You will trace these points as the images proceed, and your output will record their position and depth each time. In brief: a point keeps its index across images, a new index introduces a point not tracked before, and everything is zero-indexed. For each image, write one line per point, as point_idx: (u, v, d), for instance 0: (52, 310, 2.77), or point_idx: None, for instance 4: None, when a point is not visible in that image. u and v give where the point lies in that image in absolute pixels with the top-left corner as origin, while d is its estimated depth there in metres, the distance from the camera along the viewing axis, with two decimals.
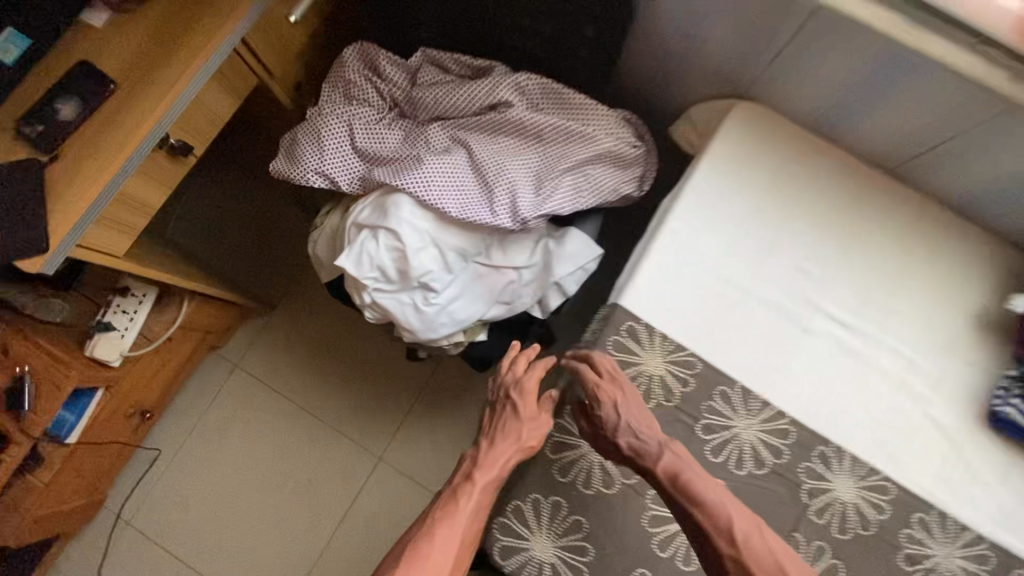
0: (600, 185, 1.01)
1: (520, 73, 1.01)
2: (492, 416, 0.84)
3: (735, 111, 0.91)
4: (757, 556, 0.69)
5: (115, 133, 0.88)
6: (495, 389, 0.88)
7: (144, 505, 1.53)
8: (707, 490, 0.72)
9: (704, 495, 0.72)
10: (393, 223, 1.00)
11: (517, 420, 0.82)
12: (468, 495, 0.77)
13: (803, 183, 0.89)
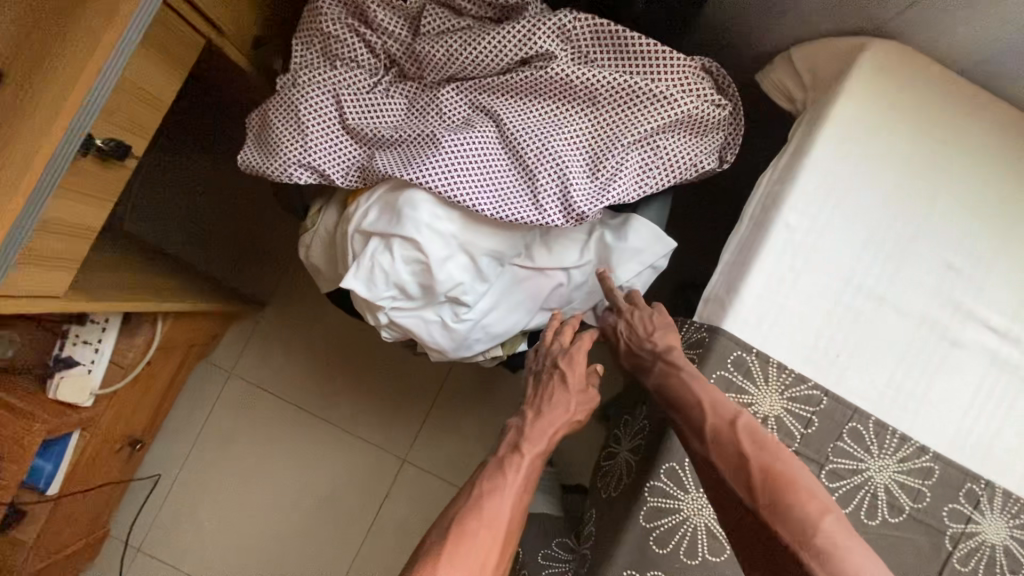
0: (672, 155, 0.78)
1: (561, 12, 0.76)
2: (538, 388, 0.83)
3: (865, 58, 0.68)
4: (720, 448, 0.60)
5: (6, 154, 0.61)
6: (539, 360, 0.86)
7: (149, 533, 1.40)
8: (689, 390, 0.64)
9: (685, 399, 0.64)
10: (412, 230, 0.77)
11: (566, 391, 0.82)
12: (517, 468, 0.76)
13: (950, 149, 0.69)
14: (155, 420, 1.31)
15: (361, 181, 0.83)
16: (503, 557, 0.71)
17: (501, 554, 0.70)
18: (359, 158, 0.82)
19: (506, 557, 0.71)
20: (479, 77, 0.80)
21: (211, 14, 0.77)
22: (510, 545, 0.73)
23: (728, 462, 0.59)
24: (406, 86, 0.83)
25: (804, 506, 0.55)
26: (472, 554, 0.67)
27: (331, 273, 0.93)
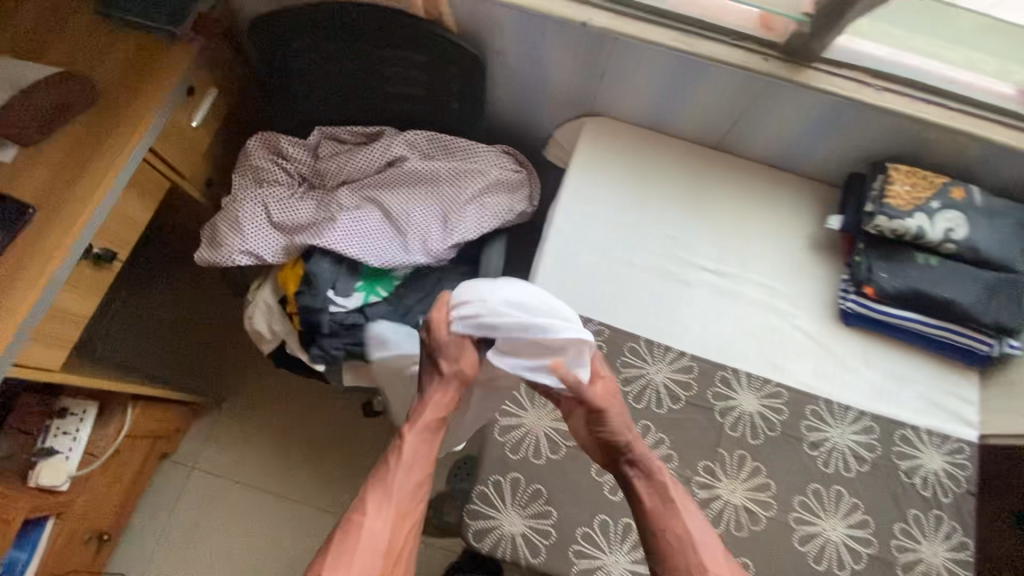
0: (496, 205, 1.17)
1: (406, 131, 1.18)
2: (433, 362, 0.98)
3: (587, 128, 1.11)
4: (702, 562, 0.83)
5: (30, 264, 0.91)
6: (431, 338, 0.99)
7: None
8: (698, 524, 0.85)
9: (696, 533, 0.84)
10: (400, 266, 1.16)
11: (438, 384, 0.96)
12: (401, 460, 0.92)
13: (651, 168, 1.10)
14: (122, 517, 1.46)
15: (288, 257, 1.17)
16: (405, 531, 0.90)
17: (395, 532, 0.88)
18: (287, 240, 1.17)
19: (407, 531, 0.90)
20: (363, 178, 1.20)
21: (172, 165, 1.15)
22: (410, 518, 0.91)
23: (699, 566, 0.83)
24: (315, 190, 1.22)
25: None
26: (367, 542, 0.84)
27: (272, 333, 1.23)
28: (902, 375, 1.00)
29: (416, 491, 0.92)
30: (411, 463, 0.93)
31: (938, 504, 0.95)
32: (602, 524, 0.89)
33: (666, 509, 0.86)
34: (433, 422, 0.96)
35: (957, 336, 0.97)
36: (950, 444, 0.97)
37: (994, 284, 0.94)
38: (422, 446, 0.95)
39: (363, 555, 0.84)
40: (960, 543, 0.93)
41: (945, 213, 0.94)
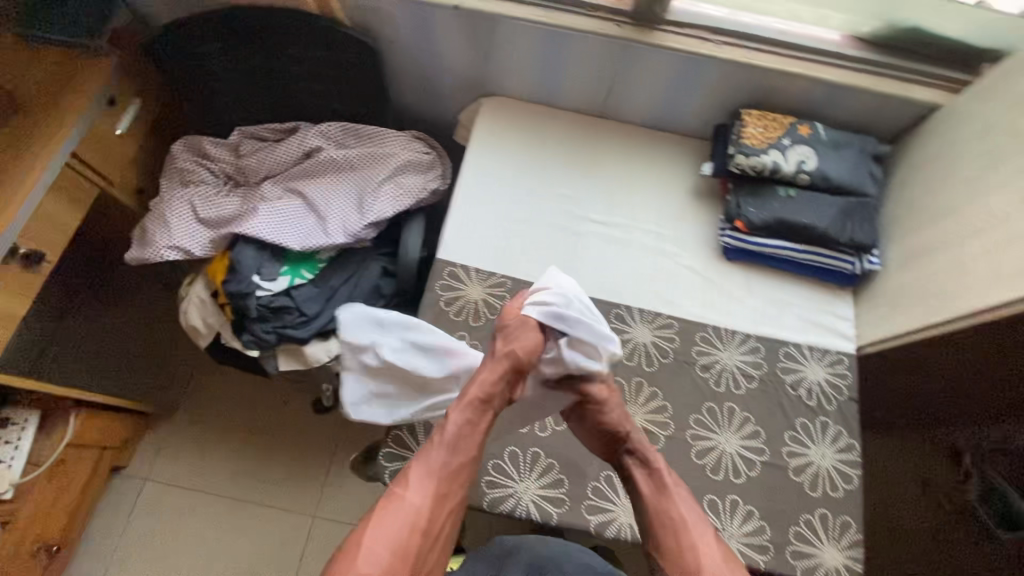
0: (409, 184, 1.25)
1: (321, 124, 1.28)
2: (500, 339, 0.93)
3: (483, 106, 1.21)
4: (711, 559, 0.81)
5: None
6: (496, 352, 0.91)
7: None
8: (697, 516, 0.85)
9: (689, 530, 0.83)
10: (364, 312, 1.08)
11: (493, 360, 0.91)
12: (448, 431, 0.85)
13: (544, 137, 1.20)
14: (72, 530, 1.47)
15: (216, 249, 1.24)
16: (443, 514, 0.82)
17: (433, 509, 0.80)
18: (214, 233, 1.24)
19: (447, 509, 0.82)
20: (284, 171, 1.28)
21: (100, 172, 1.22)
22: (450, 498, 0.82)
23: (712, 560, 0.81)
24: (240, 187, 1.29)
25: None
26: (403, 511, 0.78)
27: (206, 325, 1.29)
28: (779, 299, 1.10)
29: (460, 471, 0.84)
30: (455, 438, 0.86)
31: (827, 412, 1.02)
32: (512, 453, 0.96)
33: (666, 504, 0.86)
34: (488, 396, 0.89)
35: (824, 258, 1.07)
36: (833, 358, 1.06)
37: (848, 207, 1.05)
38: (473, 419, 0.87)
39: (397, 526, 0.77)
40: (847, 445, 1.01)
41: (796, 148, 1.05)
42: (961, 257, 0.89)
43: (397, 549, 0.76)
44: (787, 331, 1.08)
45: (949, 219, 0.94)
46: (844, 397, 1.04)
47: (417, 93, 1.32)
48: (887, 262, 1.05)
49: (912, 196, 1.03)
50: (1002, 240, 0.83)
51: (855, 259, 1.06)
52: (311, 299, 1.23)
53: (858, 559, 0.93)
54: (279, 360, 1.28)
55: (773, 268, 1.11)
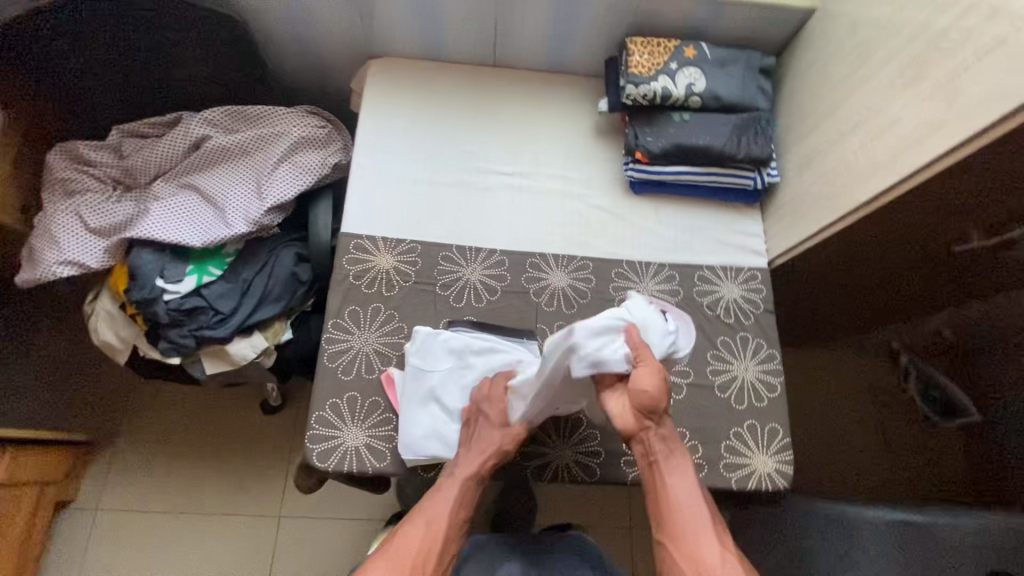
0: (308, 162, 1.20)
1: (204, 111, 1.21)
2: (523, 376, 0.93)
3: (369, 70, 1.17)
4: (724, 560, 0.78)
5: None
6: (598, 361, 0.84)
7: None
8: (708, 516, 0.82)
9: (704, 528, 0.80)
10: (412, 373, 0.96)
11: (493, 427, 0.88)
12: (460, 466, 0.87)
13: (437, 94, 1.16)
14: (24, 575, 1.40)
15: (113, 258, 1.17)
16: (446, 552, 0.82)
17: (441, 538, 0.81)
18: (108, 241, 1.17)
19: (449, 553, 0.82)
20: (174, 166, 1.22)
21: None
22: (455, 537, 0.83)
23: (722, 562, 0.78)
24: (130, 190, 1.22)
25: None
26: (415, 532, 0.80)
27: (121, 341, 1.22)
28: (689, 225, 1.11)
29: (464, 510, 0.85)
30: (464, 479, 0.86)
31: (746, 326, 1.04)
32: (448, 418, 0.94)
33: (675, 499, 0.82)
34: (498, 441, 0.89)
35: (725, 177, 1.08)
36: (748, 274, 1.08)
37: (741, 124, 1.06)
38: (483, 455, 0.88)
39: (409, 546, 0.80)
40: (768, 356, 1.03)
41: (684, 71, 1.05)
42: (844, 154, 0.91)
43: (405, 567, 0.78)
44: (702, 254, 1.09)
45: (829, 119, 0.95)
46: (762, 309, 1.06)
47: (302, 67, 1.26)
48: (785, 173, 1.07)
49: (798, 104, 1.04)
50: (875, 129, 0.85)
51: (754, 174, 1.08)
52: (223, 296, 1.19)
53: (788, 461, 0.96)
54: (205, 363, 1.24)
55: (681, 195, 1.12)
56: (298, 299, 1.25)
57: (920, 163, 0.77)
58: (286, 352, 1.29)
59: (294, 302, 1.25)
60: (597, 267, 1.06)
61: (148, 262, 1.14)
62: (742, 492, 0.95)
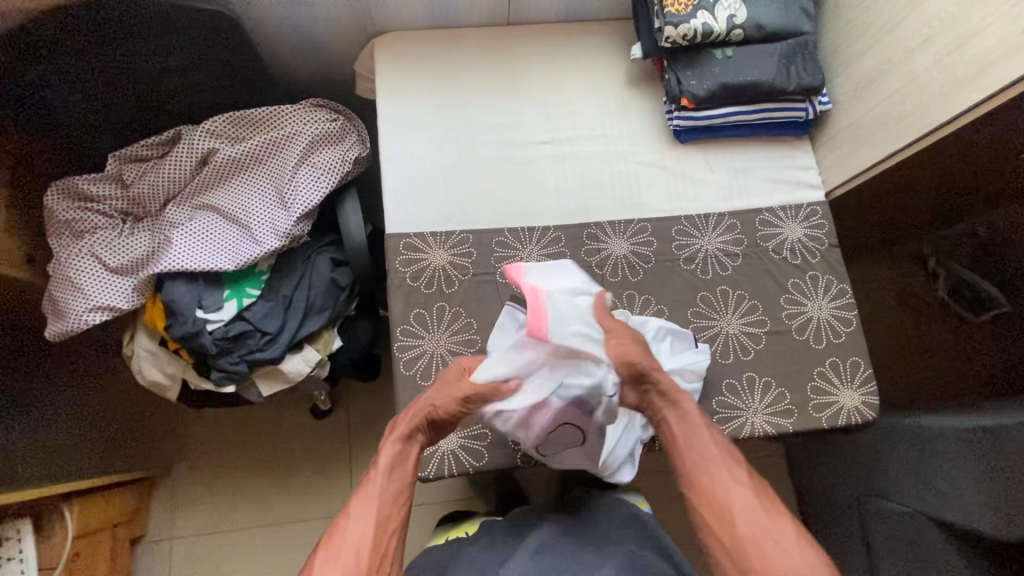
0: (327, 160, 1.12)
1: (205, 121, 1.11)
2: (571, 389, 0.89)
3: (377, 48, 1.06)
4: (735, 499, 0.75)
5: None
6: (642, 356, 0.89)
7: None
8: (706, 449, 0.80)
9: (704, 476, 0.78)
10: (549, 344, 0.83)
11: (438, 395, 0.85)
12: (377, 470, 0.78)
13: (455, 66, 1.07)
14: None
15: (144, 296, 1.11)
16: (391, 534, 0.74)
17: (378, 555, 0.71)
18: (134, 278, 1.10)
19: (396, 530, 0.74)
20: (185, 187, 1.13)
21: None
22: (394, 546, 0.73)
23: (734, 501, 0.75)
24: (142, 220, 1.14)
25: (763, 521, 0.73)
26: (348, 549, 0.69)
27: (170, 377, 1.18)
28: (742, 168, 1.06)
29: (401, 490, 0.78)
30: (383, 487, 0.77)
31: (814, 266, 1.03)
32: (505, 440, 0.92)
33: (691, 452, 0.80)
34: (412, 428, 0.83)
35: (775, 112, 1.03)
36: (807, 210, 1.05)
37: (787, 52, 1.00)
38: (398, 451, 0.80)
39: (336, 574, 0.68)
40: (839, 291, 1.02)
41: (722, 2, 0.97)
42: (910, 72, 0.86)
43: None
44: (758, 198, 1.05)
45: (888, 34, 0.89)
46: (826, 245, 1.04)
47: (298, 55, 1.15)
48: (837, 98, 1.02)
49: (847, 21, 0.97)
50: (950, 41, 0.79)
51: (805, 104, 1.02)
52: (267, 316, 1.13)
53: (874, 392, 0.97)
54: (259, 386, 1.20)
55: (730, 136, 1.06)
56: (341, 306, 1.20)
57: (1013, 74, 0.72)
58: (338, 361, 1.26)
59: (338, 309, 1.21)
60: (657, 227, 1.02)
61: (183, 295, 1.08)
62: (834, 430, 0.96)
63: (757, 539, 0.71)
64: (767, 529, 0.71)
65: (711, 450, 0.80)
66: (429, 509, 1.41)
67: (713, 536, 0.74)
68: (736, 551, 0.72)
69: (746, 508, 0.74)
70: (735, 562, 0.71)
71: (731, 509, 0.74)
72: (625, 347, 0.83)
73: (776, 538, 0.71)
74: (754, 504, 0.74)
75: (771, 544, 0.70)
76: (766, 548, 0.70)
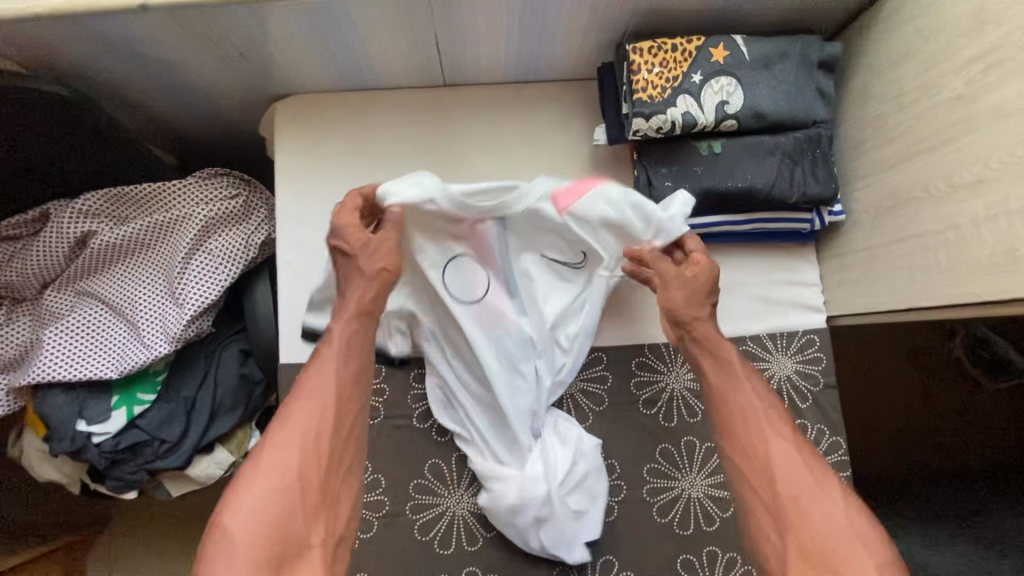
0: (226, 246, 0.93)
1: (77, 198, 0.92)
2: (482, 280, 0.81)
3: (277, 119, 0.85)
4: (783, 459, 0.68)
5: None
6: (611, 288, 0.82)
7: None
8: (752, 399, 0.73)
9: (749, 433, 0.71)
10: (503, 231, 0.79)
11: (363, 268, 0.73)
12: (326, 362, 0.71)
13: (373, 145, 0.86)
14: None
15: (21, 400, 0.96)
16: (346, 426, 0.71)
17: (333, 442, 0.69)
18: (8, 380, 0.95)
19: (351, 417, 0.72)
20: (63, 271, 0.96)
21: None
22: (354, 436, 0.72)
23: (782, 460, 0.68)
24: (16, 307, 0.97)
25: (826, 489, 0.65)
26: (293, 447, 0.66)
27: (67, 477, 1.05)
28: (726, 284, 0.86)
29: (356, 379, 0.73)
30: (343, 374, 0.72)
31: (803, 412, 0.85)
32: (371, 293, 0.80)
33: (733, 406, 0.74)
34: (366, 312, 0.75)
35: (773, 224, 0.81)
36: (800, 342, 0.85)
37: (793, 149, 0.77)
38: (353, 332, 0.73)
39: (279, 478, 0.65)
40: (830, 445, 0.84)
41: (712, 83, 0.74)
42: (952, 215, 0.63)
43: (285, 486, 0.64)
44: (743, 324, 0.86)
45: (927, 154, 0.66)
46: (819, 386, 0.85)
47: (189, 115, 0.94)
48: (853, 210, 0.79)
49: (877, 115, 0.73)
50: (1014, 197, 0.57)
51: (810, 214, 0.80)
52: (165, 422, 0.98)
53: None
54: (167, 488, 1.07)
55: (714, 242, 0.85)
56: (255, 403, 1.05)
57: None
58: None
59: (254, 405, 1.05)
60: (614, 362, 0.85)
61: (60, 407, 0.93)
62: None
63: (797, 503, 0.65)
64: (811, 489, 0.65)
65: (753, 409, 0.72)
66: None
67: (750, 485, 0.70)
68: (773, 513, 0.67)
69: (794, 469, 0.67)
70: (772, 516, 0.67)
71: (767, 461, 0.69)
72: (671, 296, 0.77)
73: (818, 500, 0.65)
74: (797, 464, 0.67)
75: (815, 509, 0.64)
76: (807, 508, 0.64)
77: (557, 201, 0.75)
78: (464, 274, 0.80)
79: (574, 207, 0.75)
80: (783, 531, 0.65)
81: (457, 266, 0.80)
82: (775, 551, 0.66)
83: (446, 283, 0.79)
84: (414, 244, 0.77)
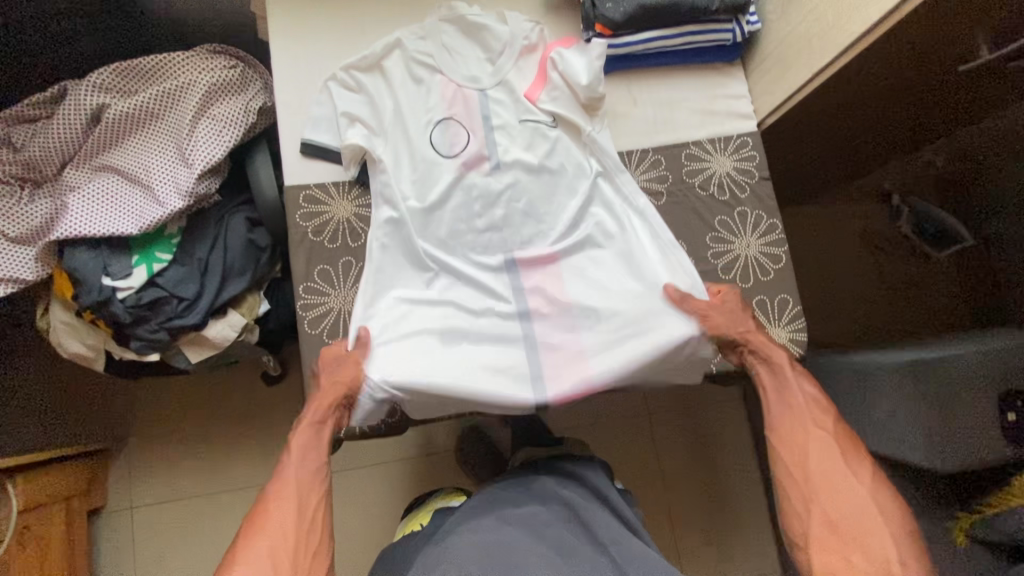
0: (228, 110, 1.04)
1: (91, 74, 1.03)
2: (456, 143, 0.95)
3: None
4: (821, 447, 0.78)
5: None
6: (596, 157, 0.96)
7: None
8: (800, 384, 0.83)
9: (796, 424, 0.80)
10: (485, 98, 0.96)
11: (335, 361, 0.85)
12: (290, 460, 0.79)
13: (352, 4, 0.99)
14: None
15: (49, 264, 1.05)
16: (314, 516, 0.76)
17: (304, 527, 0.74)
18: (36, 248, 1.04)
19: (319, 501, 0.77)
20: (80, 146, 1.06)
21: None
22: (327, 515, 0.77)
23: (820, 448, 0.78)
24: (38, 186, 1.06)
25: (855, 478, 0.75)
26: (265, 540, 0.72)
27: (93, 349, 1.14)
28: (671, 99, 1.00)
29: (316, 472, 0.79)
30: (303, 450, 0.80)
31: (745, 201, 0.98)
32: (346, 119, 0.93)
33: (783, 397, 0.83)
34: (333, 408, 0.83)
35: (701, 37, 0.95)
36: (736, 143, 0.99)
37: None
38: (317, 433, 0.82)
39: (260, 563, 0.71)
40: (769, 227, 0.97)
41: None
42: None
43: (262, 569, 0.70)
44: (688, 132, 0.99)
45: None
46: (755, 178, 0.98)
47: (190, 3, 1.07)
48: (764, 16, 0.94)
49: None
50: None
51: (730, 25, 0.95)
52: (182, 280, 1.08)
53: (802, 328, 0.94)
54: (185, 353, 1.15)
55: (656, 64, 0.99)
56: (262, 269, 1.14)
57: None
58: (268, 324, 1.21)
59: (261, 272, 1.14)
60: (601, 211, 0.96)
61: (86, 261, 1.03)
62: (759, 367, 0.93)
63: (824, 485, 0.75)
64: (845, 473, 0.75)
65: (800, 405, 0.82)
66: (384, 468, 1.42)
67: (791, 477, 0.77)
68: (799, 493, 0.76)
69: (833, 463, 0.76)
70: (820, 511, 0.74)
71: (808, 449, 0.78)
72: (717, 320, 0.87)
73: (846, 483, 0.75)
74: (837, 465, 0.76)
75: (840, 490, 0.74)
76: (838, 490, 0.74)
77: (530, 95, 0.95)
78: (445, 131, 0.95)
79: (542, 95, 0.96)
80: (807, 501, 0.75)
81: (442, 126, 0.95)
82: (804, 527, 0.74)
83: (430, 138, 0.94)
84: (392, 86, 0.95)
